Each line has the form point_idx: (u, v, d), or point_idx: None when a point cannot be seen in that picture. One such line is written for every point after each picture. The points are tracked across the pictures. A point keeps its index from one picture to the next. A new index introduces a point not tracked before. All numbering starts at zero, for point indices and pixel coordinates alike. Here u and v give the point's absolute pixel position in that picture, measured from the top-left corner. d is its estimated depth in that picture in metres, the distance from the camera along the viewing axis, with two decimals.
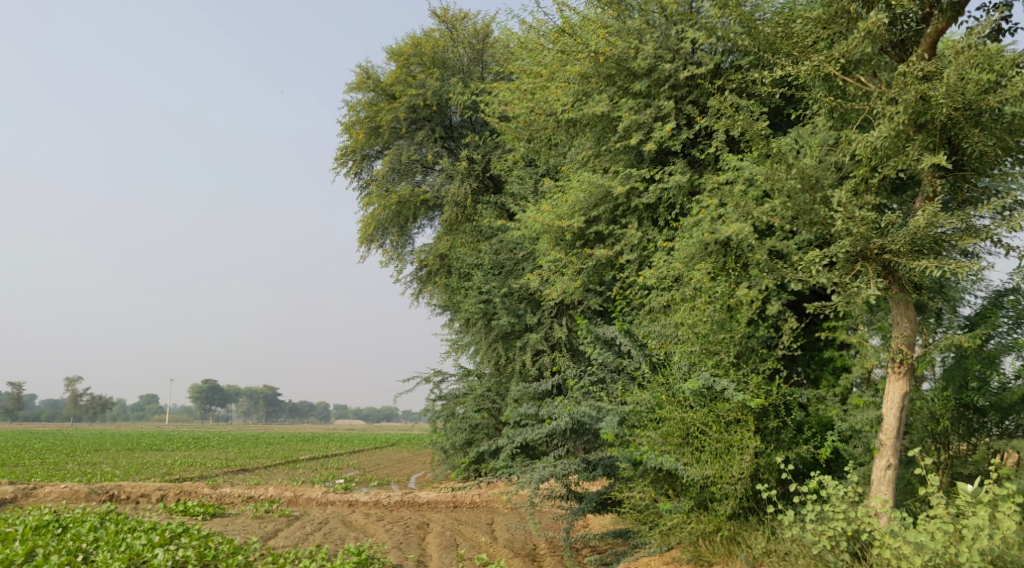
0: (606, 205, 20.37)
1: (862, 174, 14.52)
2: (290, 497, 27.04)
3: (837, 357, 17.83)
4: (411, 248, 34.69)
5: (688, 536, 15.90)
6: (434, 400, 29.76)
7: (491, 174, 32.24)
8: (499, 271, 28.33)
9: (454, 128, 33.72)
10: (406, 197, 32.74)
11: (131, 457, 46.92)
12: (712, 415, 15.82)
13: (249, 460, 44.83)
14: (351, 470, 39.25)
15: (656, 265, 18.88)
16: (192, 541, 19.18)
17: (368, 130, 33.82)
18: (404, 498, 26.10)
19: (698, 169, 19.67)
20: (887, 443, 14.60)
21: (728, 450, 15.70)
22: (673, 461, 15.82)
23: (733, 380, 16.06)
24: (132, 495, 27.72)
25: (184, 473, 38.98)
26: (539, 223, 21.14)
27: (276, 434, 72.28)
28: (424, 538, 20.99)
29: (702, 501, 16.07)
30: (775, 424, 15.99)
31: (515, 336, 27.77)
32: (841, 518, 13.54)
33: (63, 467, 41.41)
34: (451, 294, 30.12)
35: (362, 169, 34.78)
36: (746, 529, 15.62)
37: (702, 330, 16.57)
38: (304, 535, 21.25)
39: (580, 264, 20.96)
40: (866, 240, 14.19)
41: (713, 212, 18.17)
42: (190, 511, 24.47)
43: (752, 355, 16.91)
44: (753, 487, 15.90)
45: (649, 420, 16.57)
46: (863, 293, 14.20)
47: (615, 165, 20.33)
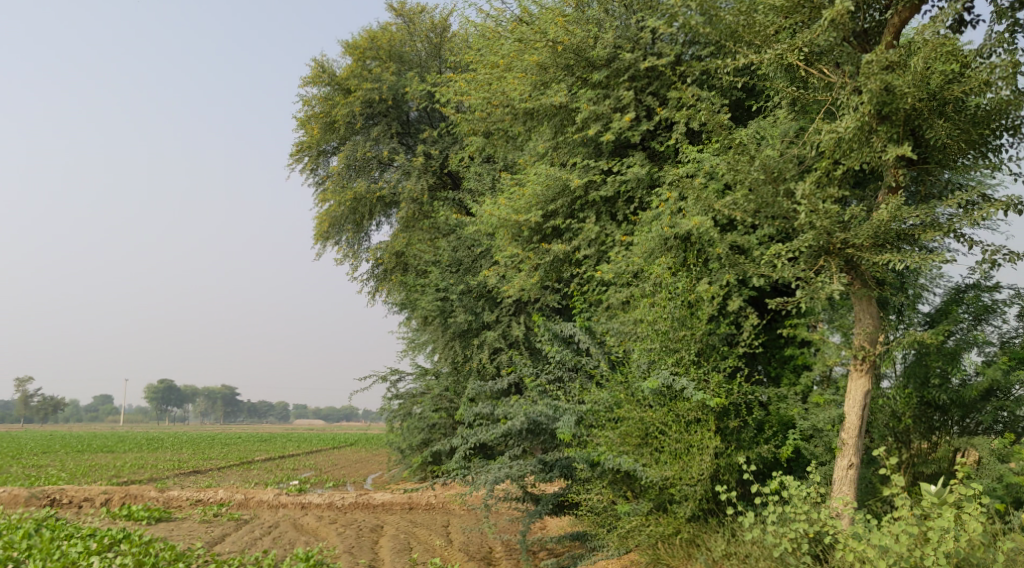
0: (564, 199, 19.88)
1: (825, 167, 14.17)
2: (241, 500, 26.30)
3: (798, 354, 17.48)
4: (367, 246, 34.04)
5: (646, 539, 15.48)
6: (390, 399, 29.20)
7: (448, 171, 31.70)
8: (457, 268, 27.77)
9: (411, 123, 33.19)
10: (362, 193, 32.05)
11: (80, 460, 45.78)
12: (672, 415, 15.41)
13: (202, 462, 43.90)
14: (306, 471, 38.50)
15: (615, 260, 18.49)
16: (132, 548, 18.43)
17: (323, 126, 33.10)
18: (358, 500, 25.47)
19: (657, 163, 19.25)
20: (849, 443, 14.19)
21: (687, 451, 15.30)
22: (631, 462, 15.40)
23: (693, 378, 15.67)
24: (75, 500, 26.81)
25: (134, 475, 38.07)
26: (495, 217, 20.68)
27: (233, 436, 71.13)
28: (377, 541, 20.38)
29: (661, 502, 15.65)
30: (736, 423, 15.60)
31: (472, 335, 27.22)
32: (803, 519, 13.09)
33: (9, 470, 40.24)
34: (408, 293, 29.54)
35: (317, 165, 34.08)
36: (705, 532, 15.20)
37: (663, 327, 16.15)
38: (252, 540, 20.56)
39: (537, 260, 20.46)
40: (829, 235, 13.81)
41: (673, 206, 17.79)
42: (134, 515, 23.64)
43: (713, 352, 16.50)
44: (713, 488, 15.49)
45: (607, 419, 16.19)
46: (825, 289, 13.80)
47: (573, 157, 19.85)
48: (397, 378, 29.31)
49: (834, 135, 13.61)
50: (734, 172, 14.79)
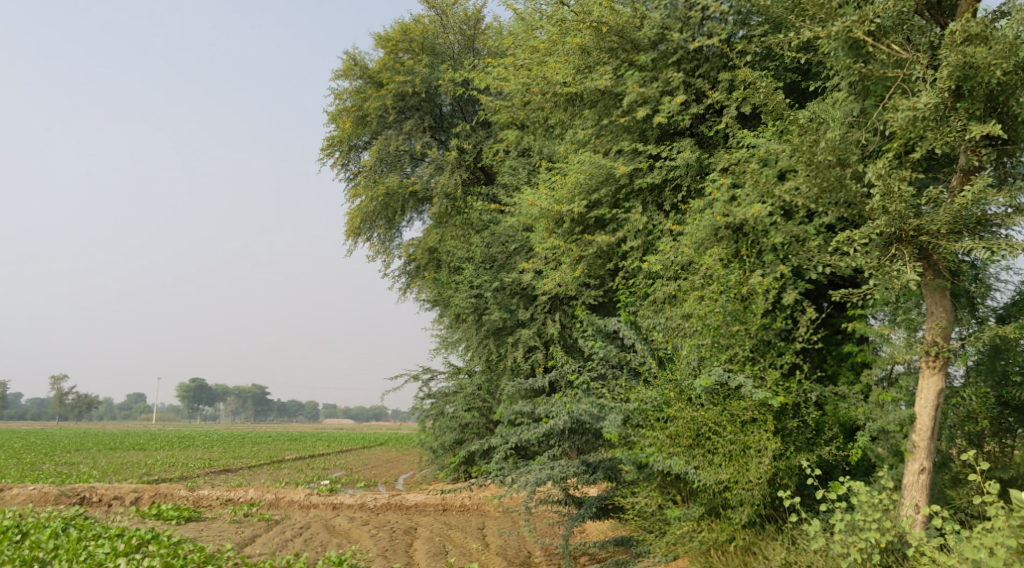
0: (608, 187, 19.07)
1: (896, 148, 13.23)
2: (271, 499, 25.62)
3: (857, 352, 16.54)
4: (399, 242, 33.37)
5: (697, 546, 14.59)
6: (423, 398, 28.56)
7: (482, 165, 30.98)
8: (491, 264, 26.87)
9: (445, 117, 32.39)
10: (394, 188, 31.31)
11: (112, 458, 45.43)
12: (726, 414, 14.60)
13: (233, 460, 43.32)
14: (337, 471, 37.85)
15: (662, 251, 17.62)
16: (159, 549, 17.71)
17: (355, 120, 32.32)
18: (391, 501, 24.73)
19: (706, 149, 18.44)
20: (920, 445, 13.28)
21: (743, 453, 14.49)
22: (683, 464, 14.50)
23: (749, 376, 14.89)
24: (105, 498, 26.22)
25: (164, 474, 37.59)
26: (535, 207, 19.91)
27: (264, 436, 70.69)
28: (411, 544, 19.60)
29: (714, 507, 14.81)
30: (795, 422, 14.77)
31: (507, 332, 26.31)
32: (874, 528, 12.20)
33: (39, 468, 39.80)
34: (441, 289, 28.83)
35: (349, 159, 33.42)
36: (762, 539, 14.45)
37: (714, 322, 15.32)
38: (283, 542, 19.82)
39: (579, 252, 19.62)
40: (902, 221, 12.87)
41: (726, 194, 16.93)
42: (164, 514, 23.00)
43: (769, 348, 15.60)
44: (771, 493, 14.68)
45: (655, 419, 15.19)
46: (899, 280, 12.86)
47: (617, 144, 19.04)
48: (430, 377, 28.64)
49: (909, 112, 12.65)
50: (796, 153, 13.82)
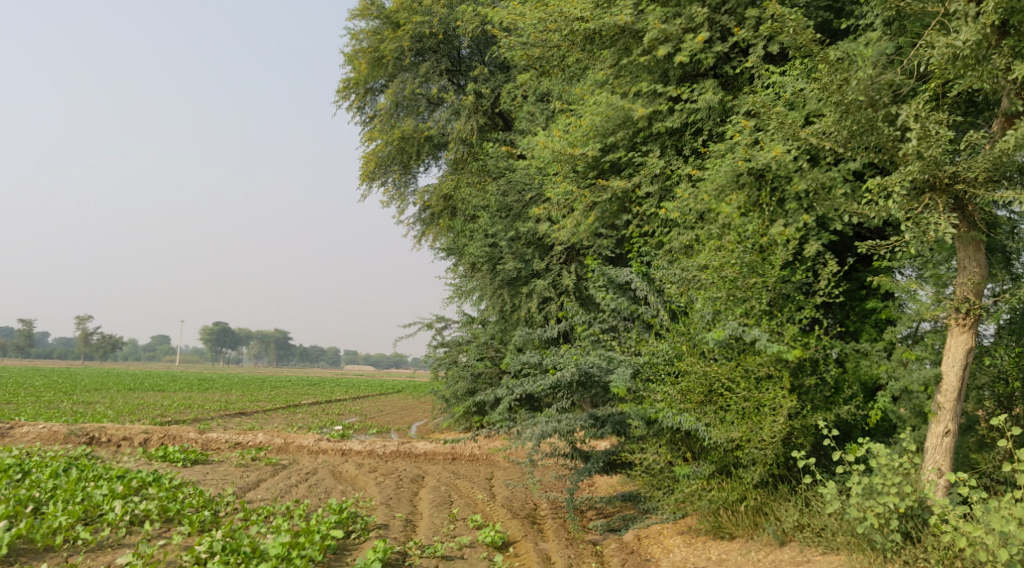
0: (625, 130, 18.41)
1: (933, 89, 12.49)
2: (280, 444, 25.23)
3: (881, 308, 15.81)
4: (414, 188, 32.71)
5: (706, 505, 14.26)
6: (435, 346, 28.21)
7: (500, 111, 30.37)
8: (507, 213, 26.02)
9: (463, 61, 31.44)
10: (410, 132, 30.61)
11: (129, 398, 45.32)
12: (740, 369, 14.00)
13: (248, 404, 43.06)
14: (352, 417, 37.49)
15: (680, 198, 16.90)
16: (159, 493, 17.26)
17: (371, 61, 31.34)
18: (400, 448, 24.32)
19: (730, 91, 17.69)
20: (946, 407, 12.60)
21: (756, 411, 13.89)
22: (693, 421, 14.05)
23: (766, 330, 14.24)
24: (114, 438, 25.92)
25: (179, 415, 37.44)
26: (549, 149, 19.23)
27: (284, 380, 70.45)
28: (417, 493, 19.15)
29: (725, 466, 14.33)
30: (813, 380, 14.09)
31: (521, 283, 25.66)
32: (893, 492, 11.74)
33: (57, 406, 39.77)
34: (457, 239, 28.72)
35: (365, 103, 32.82)
36: (774, 499, 14.03)
37: (730, 274, 14.59)
38: (286, 487, 19.41)
39: (594, 198, 18.88)
40: (937, 167, 12.16)
41: (748, 137, 16.17)
42: (170, 457, 22.62)
43: (787, 302, 14.80)
44: (785, 452, 14.06)
45: (666, 373, 14.74)
46: (932, 231, 12.16)
47: (637, 84, 18.30)
48: (443, 325, 28.21)
49: (947, 49, 11.94)
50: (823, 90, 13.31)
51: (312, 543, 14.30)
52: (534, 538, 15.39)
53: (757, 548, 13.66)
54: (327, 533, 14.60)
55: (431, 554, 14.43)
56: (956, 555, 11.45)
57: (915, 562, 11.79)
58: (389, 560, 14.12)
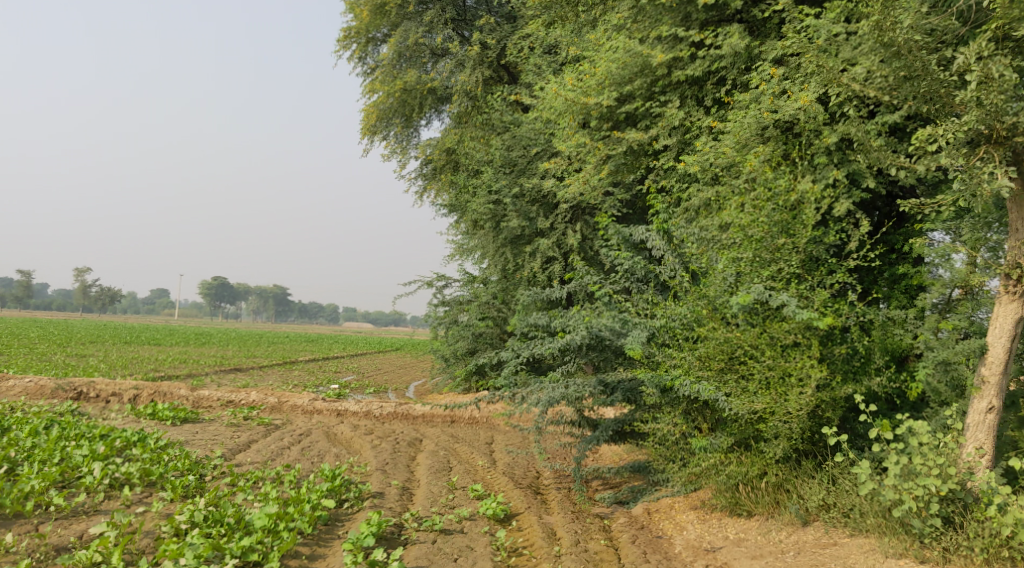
0: (644, 78, 17.34)
1: (993, 31, 11.58)
2: (274, 403, 24.24)
3: (913, 274, 14.85)
4: (417, 142, 31.59)
5: (725, 480, 13.33)
6: (436, 305, 27.28)
7: (506, 63, 29.13)
8: (511, 169, 24.56)
9: (468, 10, 30.29)
10: (412, 84, 29.39)
11: (124, 352, 44.22)
12: (765, 336, 13.07)
13: (245, 360, 42.09)
14: (348, 376, 36.50)
15: (700, 151, 15.87)
16: (143, 454, 16.22)
17: (373, 9, 29.98)
18: (397, 410, 23.37)
19: (756, 37, 16.71)
20: (990, 381, 11.87)
21: (781, 381, 12.95)
22: (712, 390, 13.16)
23: (794, 295, 13.26)
24: (102, 394, 24.89)
25: (173, 370, 36.43)
26: (560, 98, 18.14)
27: (282, 337, 69.27)
28: (415, 458, 18.22)
29: (745, 438, 13.44)
30: (843, 350, 13.10)
31: (526, 241, 24.56)
32: (935, 473, 11.21)
33: (49, 358, 38.71)
34: (460, 194, 27.82)
35: (366, 52, 31.57)
36: (796, 476, 13.13)
37: (757, 234, 13.60)
38: (278, 450, 18.46)
39: (608, 151, 17.83)
40: (996, 117, 11.45)
41: (776, 86, 15.18)
42: (159, 415, 21.63)
43: (818, 264, 13.81)
44: (812, 426, 13.14)
45: (684, 337, 13.79)
46: (989, 185, 11.43)
47: (657, 29, 17.27)
48: (444, 284, 27.25)
49: None
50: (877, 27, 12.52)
51: (301, 514, 13.34)
52: (538, 510, 14.44)
53: (778, 528, 12.75)
54: (317, 503, 13.68)
55: (428, 528, 13.50)
56: (1004, 543, 11.03)
57: (956, 549, 11.25)
58: (384, 534, 13.20)
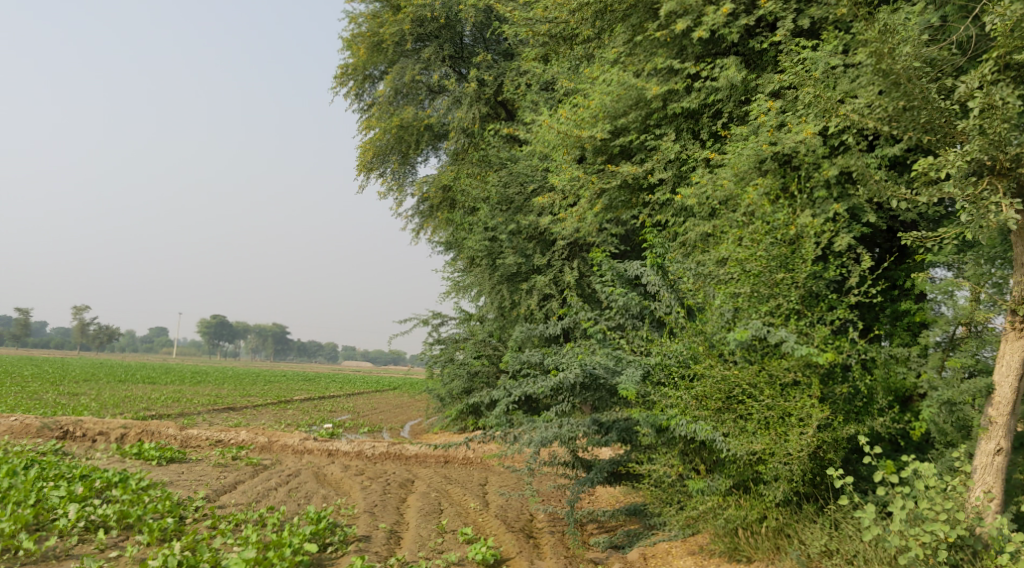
0: (639, 111, 17.04)
1: (995, 58, 11.27)
2: (264, 443, 23.65)
3: (916, 310, 14.43)
4: (413, 179, 31.25)
5: (723, 525, 12.79)
6: (431, 343, 26.80)
7: (503, 100, 28.86)
8: (508, 205, 24.23)
9: (465, 48, 29.76)
10: (409, 120, 29.08)
11: (117, 391, 43.47)
12: (764, 375, 12.63)
13: (239, 399, 41.39)
14: (343, 415, 35.88)
15: (697, 184, 15.52)
16: (122, 495, 15.53)
17: (370, 46, 29.75)
18: (390, 450, 22.81)
19: (753, 70, 16.43)
20: (998, 422, 11.40)
21: (781, 421, 12.49)
22: (709, 430, 12.67)
23: (793, 331, 12.84)
24: (89, 433, 24.25)
25: (165, 410, 35.72)
26: (554, 131, 17.82)
27: (279, 376, 68.37)
28: (405, 500, 17.66)
29: (743, 481, 12.93)
30: (844, 389, 12.66)
31: (522, 278, 24.12)
32: (943, 517, 10.73)
33: (40, 397, 37.97)
34: (456, 231, 27.42)
35: (363, 89, 31.29)
36: (797, 520, 12.62)
37: (754, 268, 13.22)
38: (264, 491, 17.90)
39: (603, 185, 17.46)
40: (999, 147, 11.10)
41: (774, 118, 14.85)
42: (144, 454, 21.01)
43: (818, 300, 13.41)
44: (813, 468, 12.65)
45: (680, 376, 13.32)
46: (995, 216, 11.04)
47: (652, 61, 17.01)
48: (440, 321, 26.80)
49: None
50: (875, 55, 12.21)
51: (281, 559, 13.03)
52: (529, 556, 13.89)
53: None
54: (299, 547, 13.34)
55: None
56: None
57: None
58: None
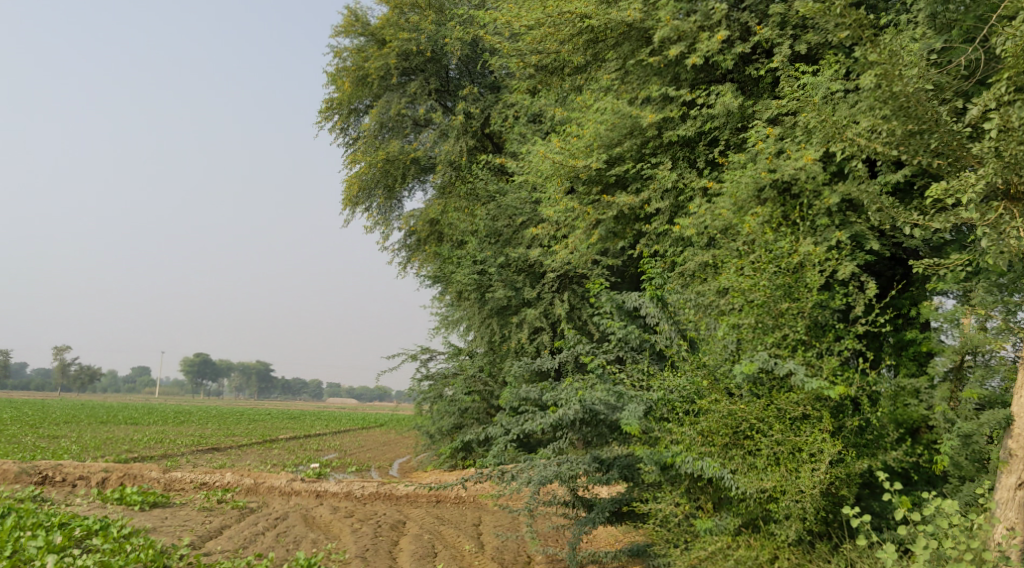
0: (633, 140, 16.70)
1: (1008, 79, 11.00)
2: (250, 485, 22.95)
3: (922, 339, 14.06)
4: (399, 213, 30.81)
5: (732, 566, 12.26)
6: (419, 379, 26.25)
7: (490, 133, 28.52)
8: (496, 238, 24.11)
9: (451, 81, 29.47)
10: (395, 154, 28.67)
11: (98, 433, 42.57)
12: (772, 410, 12.19)
13: (223, 439, 40.58)
14: (330, 454, 35.17)
15: (695, 213, 15.14)
16: (104, 544, 14.86)
17: (355, 80, 29.39)
18: (380, 490, 22.18)
19: (749, 97, 16.16)
20: (1020, 453, 11.05)
21: (792, 456, 12.07)
22: (717, 468, 12.14)
23: (801, 363, 12.43)
24: (69, 477, 23.48)
25: (147, 451, 34.91)
26: (546, 161, 17.41)
27: (264, 414, 67.48)
28: (397, 543, 17.03)
29: (753, 519, 12.42)
30: (856, 422, 12.25)
31: (512, 312, 23.71)
32: (969, 554, 10.30)
33: (19, 441, 37.04)
34: (443, 266, 26.92)
35: (348, 124, 30.87)
36: (810, 560, 12.16)
37: (759, 298, 12.77)
38: (251, 536, 17.24)
39: (598, 215, 17.05)
40: (1015, 169, 10.81)
41: (773, 145, 14.49)
42: (127, 499, 20.30)
43: (825, 330, 13.01)
44: (825, 506, 12.19)
45: (684, 412, 12.72)
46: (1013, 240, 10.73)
47: (646, 90, 16.71)
48: (428, 357, 26.27)
49: None
50: (884, 79, 11.88)
51: None
52: None
53: None
54: None
55: None
56: None
57: None
58: None
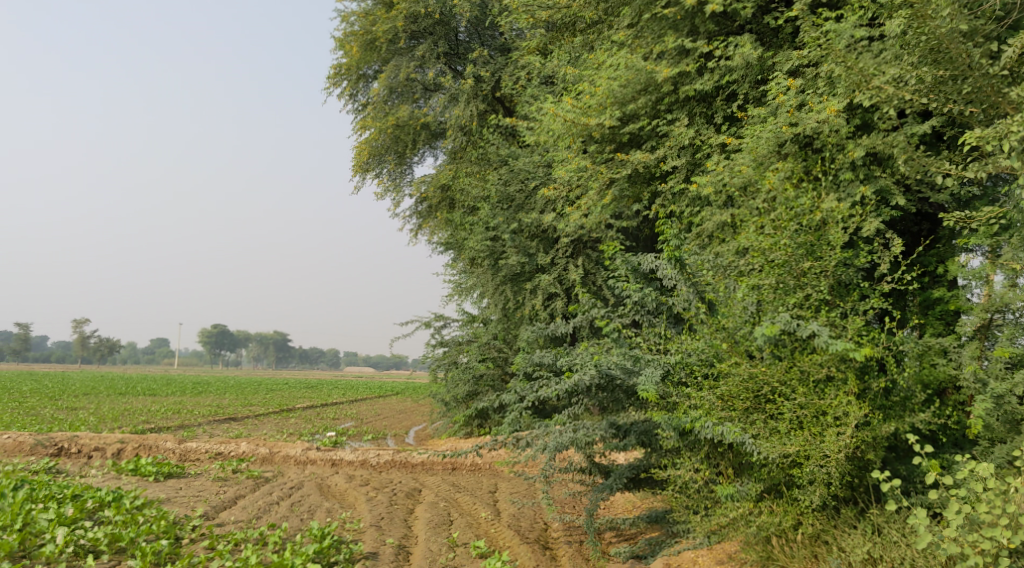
0: (648, 96, 16.19)
1: None
2: (264, 454, 22.74)
3: (949, 297, 13.60)
4: (411, 179, 30.36)
5: (754, 532, 11.90)
6: (433, 346, 25.94)
7: (501, 96, 27.99)
8: (509, 205, 23.42)
9: (460, 44, 28.97)
10: (405, 119, 28.19)
11: (116, 404, 42.51)
12: (795, 372, 11.81)
13: (240, 409, 40.47)
14: (347, 423, 35.01)
15: (713, 170, 14.66)
16: (116, 516, 14.61)
17: (364, 45, 28.83)
18: (395, 457, 21.93)
19: (768, 48, 15.62)
20: None
21: (816, 420, 11.70)
22: (738, 432, 11.78)
23: (825, 324, 11.99)
24: (84, 448, 23.30)
25: (165, 422, 34.80)
26: (558, 120, 16.92)
27: (280, 383, 67.46)
28: (412, 511, 16.76)
29: (775, 485, 12.05)
30: (882, 383, 11.84)
31: (526, 278, 23.19)
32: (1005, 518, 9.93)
33: (37, 413, 37.00)
34: (456, 232, 26.55)
35: (357, 89, 30.35)
36: (835, 526, 11.82)
37: (780, 257, 12.35)
38: (266, 506, 17.00)
39: (612, 175, 16.59)
40: None
41: (795, 98, 13.99)
42: (141, 470, 20.10)
43: (848, 289, 12.56)
44: (849, 470, 11.83)
45: (703, 375, 12.42)
46: None
47: (661, 43, 16.17)
48: (442, 324, 25.95)
49: None
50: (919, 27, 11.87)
51: None
52: None
53: None
54: None
55: None
56: None
57: None
58: None
